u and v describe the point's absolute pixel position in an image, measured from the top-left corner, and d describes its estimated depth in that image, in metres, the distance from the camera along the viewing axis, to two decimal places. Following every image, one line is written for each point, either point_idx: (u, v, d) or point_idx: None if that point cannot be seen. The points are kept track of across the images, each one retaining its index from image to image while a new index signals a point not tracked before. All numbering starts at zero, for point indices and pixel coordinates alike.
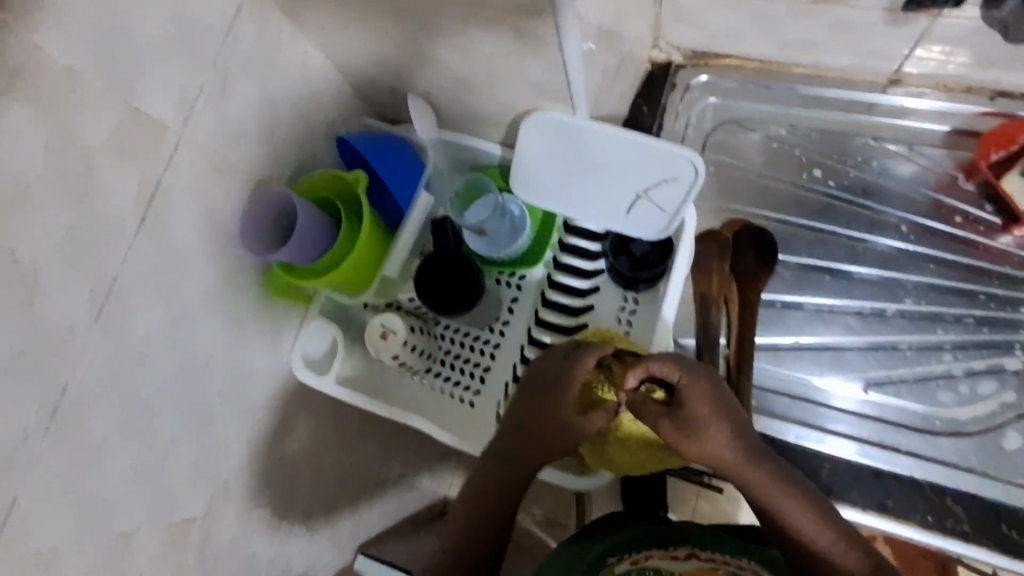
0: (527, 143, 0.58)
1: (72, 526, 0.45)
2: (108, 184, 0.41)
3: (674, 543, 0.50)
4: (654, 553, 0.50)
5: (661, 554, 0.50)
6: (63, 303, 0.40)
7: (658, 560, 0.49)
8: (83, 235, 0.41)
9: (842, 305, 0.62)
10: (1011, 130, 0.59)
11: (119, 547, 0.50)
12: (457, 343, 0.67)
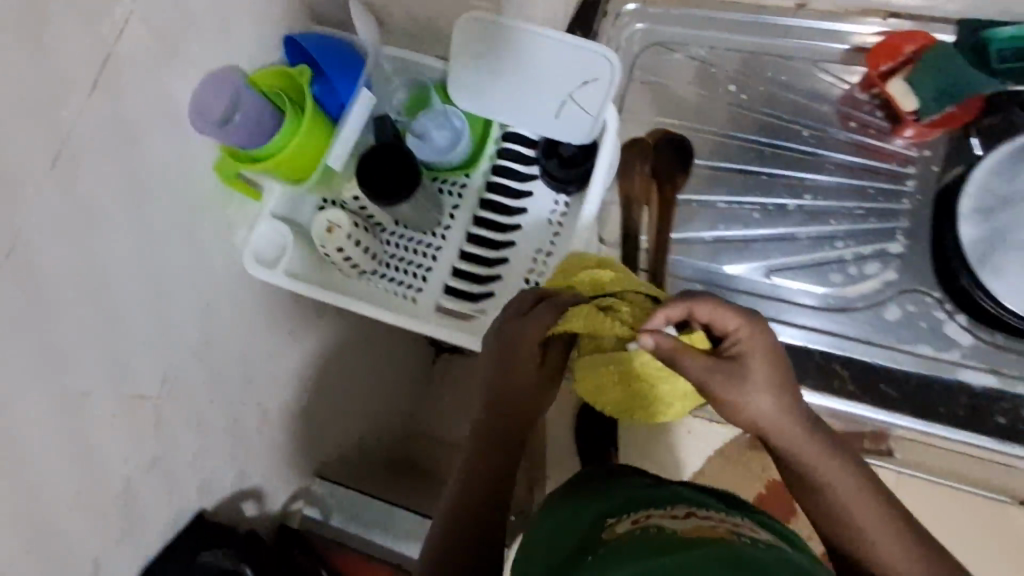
0: (458, 45, 0.64)
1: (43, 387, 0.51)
2: (71, 54, 0.45)
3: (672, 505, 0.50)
4: (652, 513, 0.49)
5: (660, 514, 0.49)
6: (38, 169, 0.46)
7: (657, 520, 0.48)
8: (42, 93, 0.44)
9: (748, 203, 0.69)
10: (893, 44, 0.66)
11: (82, 417, 0.56)
12: (402, 248, 0.72)
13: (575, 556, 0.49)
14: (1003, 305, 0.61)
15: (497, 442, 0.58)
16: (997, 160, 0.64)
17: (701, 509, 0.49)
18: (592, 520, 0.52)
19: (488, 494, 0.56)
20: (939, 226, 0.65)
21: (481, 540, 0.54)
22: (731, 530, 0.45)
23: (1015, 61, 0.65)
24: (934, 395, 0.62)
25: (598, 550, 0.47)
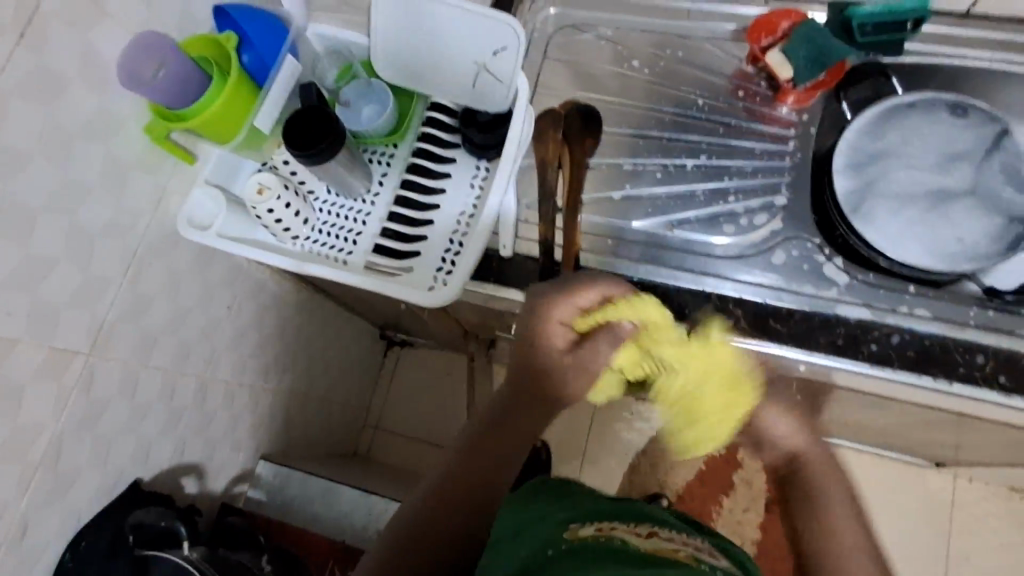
0: (382, 19, 0.70)
1: None
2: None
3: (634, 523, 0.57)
4: (617, 527, 0.56)
5: (623, 529, 0.56)
6: None
7: (619, 533, 0.55)
8: None
9: (652, 164, 0.76)
10: (769, 21, 0.75)
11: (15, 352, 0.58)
12: (334, 214, 0.76)
13: (539, 551, 0.55)
14: (870, 244, 0.69)
15: (501, 446, 0.60)
16: (865, 121, 0.74)
17: (661, 531, 0.57)
18: (553, 530, 0.58)
19: (483, 496, 0.58)
20: (819, 184, 0.74)
21: (467, 543, 0.56)
22: (691, 555, 0.51)
23: (880, 34, 0.74)
24: (814, 329, 0.66)
25: (562, 547, 0.53)
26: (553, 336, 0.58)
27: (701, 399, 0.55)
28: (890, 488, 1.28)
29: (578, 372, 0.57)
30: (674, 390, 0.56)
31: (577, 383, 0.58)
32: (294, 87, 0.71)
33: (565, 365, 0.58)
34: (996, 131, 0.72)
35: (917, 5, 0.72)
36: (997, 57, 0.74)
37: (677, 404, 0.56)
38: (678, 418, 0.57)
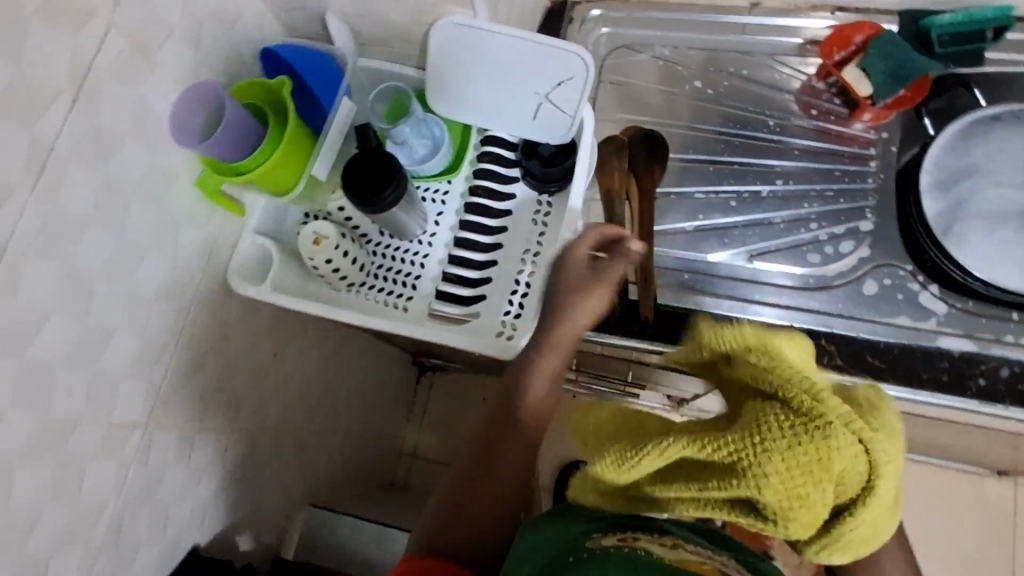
0: (438, 51, 0.65)
1: (32, 394, 0.48)
2: (44, 57, 0.44)
3: (655, 530, 0.50)
4: (639, 535, 0.49)
5: (647, 537, 0.49)
6: (19, 177, 0.44)
7: (644, 543, 0.48)
8: (17, 96, 0.43)
9: (718, 191, 0.73)
10: (840, 36, 0.71)
11: (75, 432, 0.53)
12: (389, 257, 0.72)
13: (557, 560, 0.48)
14: (968, 271, 0.64)
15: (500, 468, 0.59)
16: (948, 137, 0.69)
17: (687, 541, 0.49)
18: (575, 534, 0.51)
19: (489, 513, 0.58)
20: (903, 203, 0.70)
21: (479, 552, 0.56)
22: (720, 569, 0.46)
23: (956, 45, 0.70)
24: (914, 362, 0.64)
25: (583, 555, 0.47)
26: (577, 260, 0.60)
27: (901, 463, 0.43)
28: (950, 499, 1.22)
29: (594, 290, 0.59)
30: (882, 436, 0.42)
31: (578, 311, 0.59)
32: (349, 129, 0.67)
33: (583, 283, 0.59)
34: None
35: (997, 14, 0.67)
36: None
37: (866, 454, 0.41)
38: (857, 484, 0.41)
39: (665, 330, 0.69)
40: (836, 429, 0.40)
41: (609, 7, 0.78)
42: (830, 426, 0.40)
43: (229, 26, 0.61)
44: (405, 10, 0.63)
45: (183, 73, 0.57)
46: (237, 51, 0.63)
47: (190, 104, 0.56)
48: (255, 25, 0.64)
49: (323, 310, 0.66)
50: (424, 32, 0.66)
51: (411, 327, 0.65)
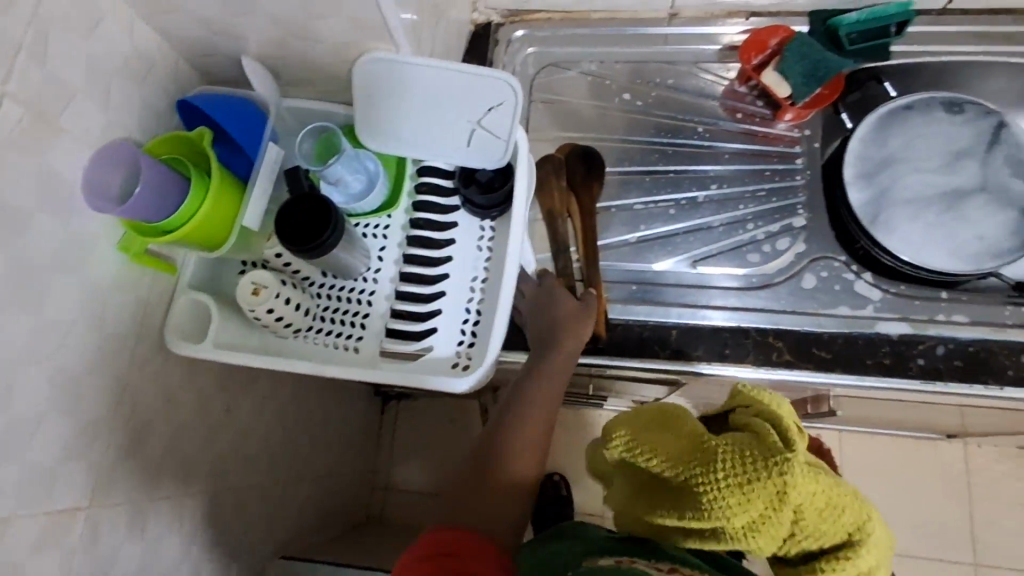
0: (362, 88, 0.64)
1: None
2: None
3: (656, 558, 0.54)
4: (638, 560, 0.53)
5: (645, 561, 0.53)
6: None
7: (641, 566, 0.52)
8: None
9: (657, 199, 0.75)
10: (756, 41, 0.74)
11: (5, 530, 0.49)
12: (334, 298, 0.70)
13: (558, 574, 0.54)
14: (896, 255, 0.68)
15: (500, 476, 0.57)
16: (866, 131, 0.73)
17: (684, 567, 0.52)
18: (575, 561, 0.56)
19: (509, 497, 0.57)
20: (830, 196, 0.73)
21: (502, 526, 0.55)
22: None
23: (865, 41, 0.73)
24: (859, 349, 0.64)
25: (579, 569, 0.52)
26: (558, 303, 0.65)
27: (863, 515, 0.49)
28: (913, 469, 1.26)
29: (581, 321, 0.64)
30: (849, 496, 0.49)
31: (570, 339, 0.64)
32: (277, 173, 0.66)
33: (572, 316, 0.65)
34: (992, 123, 0.72)
35: (898, 9, 0.70)
36: (985, 49, 0.74)
37: (824, 495, 0.48)
38: (819, 521, 0.48)
39: (617, 345, 0.67)
40: (796, 473, 0.47)
41: (533, 28, 0.80)
42: (790, 463, 0.47)
43: (140, 80, 0.59)
44: (324, 49, 0.62)
45: (93, 134, 0.54)
46: (152, 104, 0.61)
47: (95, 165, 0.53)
48: (168, 76, 0.62)
49: (269, 362, 0.64)
50: (347, 69, 0.65)
51: (365, 371, 0.64)
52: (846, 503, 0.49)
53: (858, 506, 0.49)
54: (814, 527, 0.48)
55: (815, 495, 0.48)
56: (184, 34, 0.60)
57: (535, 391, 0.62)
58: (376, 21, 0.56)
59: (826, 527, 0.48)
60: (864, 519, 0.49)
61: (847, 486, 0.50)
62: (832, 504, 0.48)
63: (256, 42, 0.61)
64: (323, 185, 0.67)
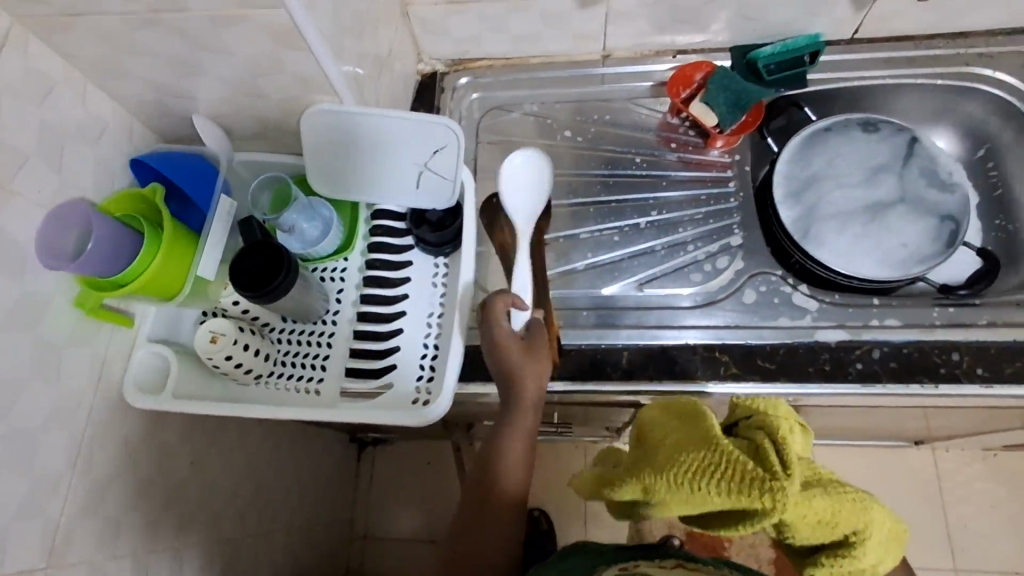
0: (311, 139, 0.67)
1: None
2: None
3: (659, 558, 0.56)
4: (642, 561, 0.55)
5: (649, 562, 0.55)
6: None
7: (646, 566, 0.54)
8: None
9: (602, 228, 0.78)
10: (683, 76, 0.79)
11: None
12: (295, 342, 0.72)
13: None
14: (831, 269, 0.72)
15: (497, 505, 0.63)
16: (791, 152, 0.78)
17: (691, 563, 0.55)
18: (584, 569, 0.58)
19: (507, 527, 0.62)
20: (764, 216, 0.78)
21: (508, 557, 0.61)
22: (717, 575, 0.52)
23: (783, 72, 0.79)
24: (800, 359, 0.67)
25: None
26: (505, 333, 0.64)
27: (869, 528, 0.48)
28: (887, 477, 1.26)
29: (530, 366, 0.63)
30: (850, 506, 0.47)
31: (532, 382, 0.63)
32: (231, 224, 0.68)
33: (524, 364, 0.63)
34: (906, 138, 0.79)
35: (809, 41, 0.77)
36: (892, 72, 0.80)
37: (818, 512, 0.46)
38: (812, 532, 0.47)
39: (572, 370, 0.69)
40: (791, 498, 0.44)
41: (476, 75, 0.85)
42: (784, 490, 0.44)
43: (94, 142, 0.61)
44: (273, 106, 0.65)
45: (48, 195, 0.56)
46: (107, 165, 0.63)
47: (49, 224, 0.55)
48: (123, 137, 0.65)
49: (229, 409, 0.65)
50: (296, 122, 0.68)
51: (328, 411, 0.65)
52: (843, 517, 0.47)
53: (862, 521, 0.47)
54: (805, 536, 0.47)
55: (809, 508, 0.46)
56: (136, 98, 0.63)
57: (508, 429, 0.64)
58: (317, 75, 0.60)
59: (818, 535, 0.47)
60: (872, 533, 0.47)
61: (849, 494, 0.48)
62: (828, 520, 0.47)
63: (207, 102, 0.64)
64: (278, 233, 0.70)
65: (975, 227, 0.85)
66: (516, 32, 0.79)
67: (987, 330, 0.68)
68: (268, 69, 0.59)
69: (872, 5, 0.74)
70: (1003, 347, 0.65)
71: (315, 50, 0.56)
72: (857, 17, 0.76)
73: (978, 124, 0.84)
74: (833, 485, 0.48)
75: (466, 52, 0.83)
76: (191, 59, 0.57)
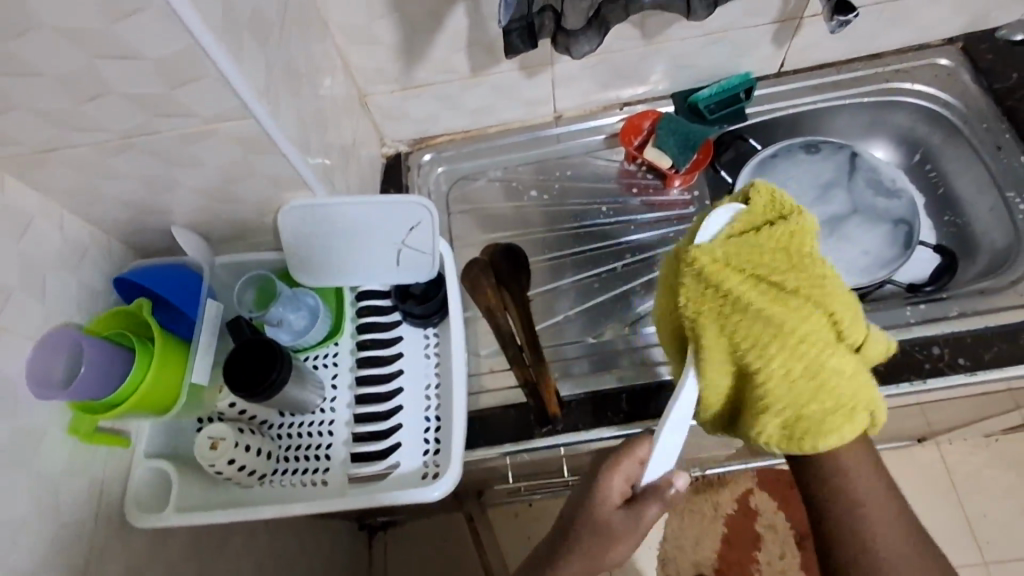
0: (290, 233, 0.69)
1: None
2: None
3: None
4: None
5: None
6: None
7: None
8: None
9: (582, 277, 0.83)
10: (633, 125, 0.84)
11: None
12: (295, 435, 0.71)
13: None
14: None
15: None
16: (747, 182, 0.82)
17: None
18: None
19: None
20: None
21: None
22: None
23: (722, 110, 0.85)
24: None
25: None
26: (616, 485, 0.57)
27: (779, 421, 0.51)
28: (905, 479, 1.25)
29: (620, 538, 0.56)
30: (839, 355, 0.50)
31: (616, 549, 0.57)
32: (220, 327, 0.69)
33: (613, 528, 0.56)
34: (846, 154, 0.84)
35: (741, 80, 0.83)
36: (822, 96, 0.87)
37: (798, 346, 0.49)
38: (792, 355, 0.49)
39: (575, 418, 0.70)
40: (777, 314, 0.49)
41: (438, 150, 0.89)
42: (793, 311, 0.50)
43: (74, 268, 0.62)
44: (250, 210, 0.67)
45: (34, 327, 0.56)
46: (88, 288, 0.63)
47: (38, 353, 0.55)
48: (102, 258, 0.66)
49: (234, 514, 0.63)
50: (271, 221, 0.70)
51: (338, 501, 0.64)
52: (824, 369, 0.49)
53: (759, 404, 0.51)
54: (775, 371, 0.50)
55: (739, 338, 0.50)
56: (113, 221, 0.64)
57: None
58: (289, 174, 0.63)
59: (789, 376, 0.49)
60: (768, 428, 0.52)
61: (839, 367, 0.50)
62: (809, 364, 0.49)
63: (185, 215, 0.66)
64: (267, 328, 0.70)
65: (927, 225, 0.89)
66: (471, 106, 0.84)
67: (960, 320, 0.70)
68: (241, 175, 0.61)
69: (790, 40, 0.81)
70: (976, 334, 0.68)
71: (285, 150, 0.59)
72: (780, 52, 0.83)
73: (909, 132, 0.90)
74: (802, 347, 0.49)
75: (426, 131, 0.87)
76: (167, 177, 0.59)
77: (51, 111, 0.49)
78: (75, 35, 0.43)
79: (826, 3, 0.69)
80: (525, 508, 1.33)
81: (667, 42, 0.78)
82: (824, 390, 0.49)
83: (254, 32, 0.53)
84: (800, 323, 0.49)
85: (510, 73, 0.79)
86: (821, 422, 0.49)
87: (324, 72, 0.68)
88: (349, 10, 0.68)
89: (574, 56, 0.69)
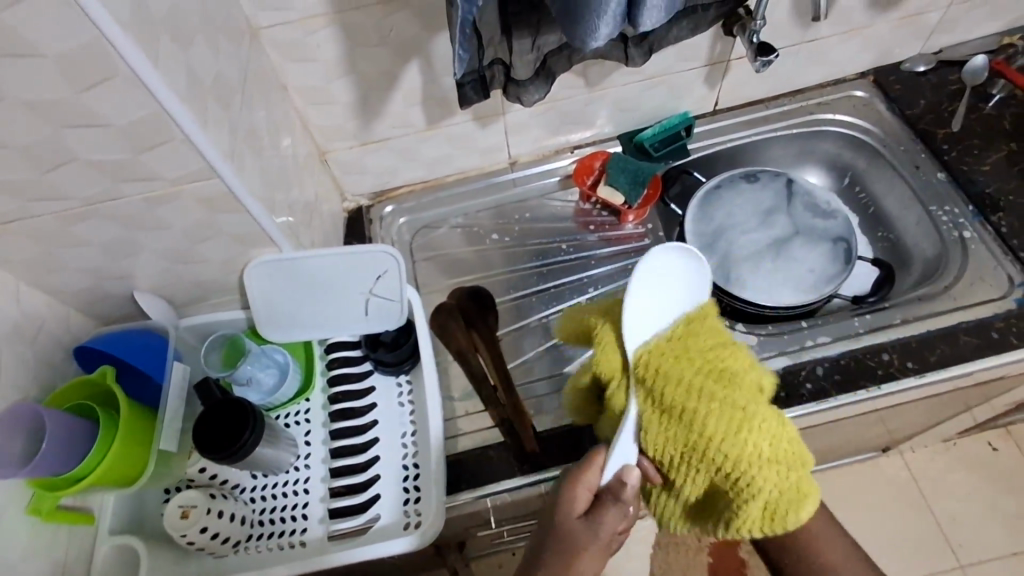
0: (257, 289, 0.69)
1: None
2: None
3: None
4: None
5: None
6: None
7: None
8: None
9: (548, 313, 0.85)
10: (584, 166, 0.89)
11: None
12: (269, 497, 0.69)
13: None
14: (758, 304, 0.81)
15: None
16: (694, 212, 0.88)
17: None
18: None
19: None
20: None
21: None
22: None
23: (666, 148, 0.91)
24: None
25: None
26: (578, 498, 0.53)
27: (761, 504, 0.51)
28: (876, 490, 1.28)
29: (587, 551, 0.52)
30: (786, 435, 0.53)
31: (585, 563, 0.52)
32: (188, 390, 0.68)
33: (579, 541, 0.52)
34: (783, 182, 0.91)
35: (681, 119, 0.89)
36: (756, 130, 0.93)
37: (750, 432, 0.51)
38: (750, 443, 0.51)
39: (553, 454, 0.70)
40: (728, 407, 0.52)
41: (399, 202, 0.91)
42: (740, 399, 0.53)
43: (31, 341, 0.60)
44: (214, 270, 0.67)
45: None
46: (44, 362, 0.61)
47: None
48: (61, 330, 0.64)
49: None
50: (237, 279, 0.70)
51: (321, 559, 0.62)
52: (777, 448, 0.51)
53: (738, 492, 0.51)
54: (741, 463, 0.51)
55: (709, 432, 0.51)
56: (71, 292, 0.63)
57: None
58: (254, 231, 0.63)
59: (752, 462, 0.51)
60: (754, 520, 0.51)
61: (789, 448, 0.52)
62: (763, 449, 0.51)
63: (146, 282, 0.65)
64: (238, 388, 0.70)
65: (863, 242, 0.96)
66: (429, 158, 0.87)
67: (903, 327, 0.75)
68: (204, 235, 0.61)
69: (721, 81, 0.87)
70: (920, 338, 0.72)
71: (248, 206, 0.60)
72: (714, 92, 0.89)
73: (837, 158, 0.97)
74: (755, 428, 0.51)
75: (385, 184, 0.90)
76: (128, 243, 0.59)
77: (10, 182, 0.49)
78: (33, 104, 0.44)
79: (749, 45, 0.76)
80: (508, 558, 1.30)
81: (610, 88, 0.83)
82: (789, 463, 0.51)
83: (216, 95, 0.55)
84: (751, 400, 0.53)
85: (464, 124, 0.83)
86: (796, 496, 0.51)
87: (284, 132, 0.70)
88: (306, 73, 0.71)
89: (525, 103, 0.72)
